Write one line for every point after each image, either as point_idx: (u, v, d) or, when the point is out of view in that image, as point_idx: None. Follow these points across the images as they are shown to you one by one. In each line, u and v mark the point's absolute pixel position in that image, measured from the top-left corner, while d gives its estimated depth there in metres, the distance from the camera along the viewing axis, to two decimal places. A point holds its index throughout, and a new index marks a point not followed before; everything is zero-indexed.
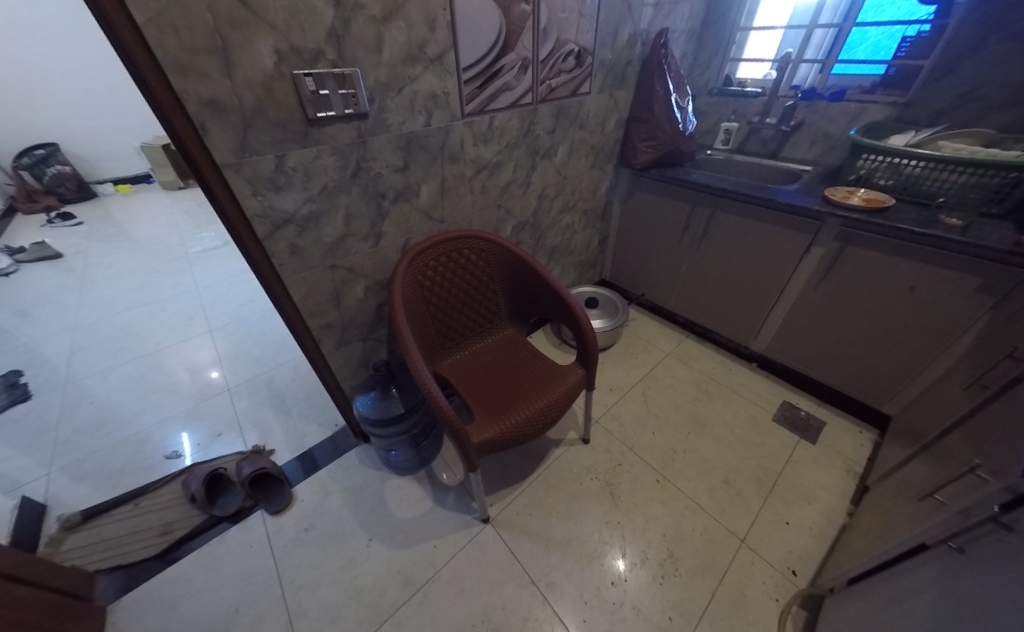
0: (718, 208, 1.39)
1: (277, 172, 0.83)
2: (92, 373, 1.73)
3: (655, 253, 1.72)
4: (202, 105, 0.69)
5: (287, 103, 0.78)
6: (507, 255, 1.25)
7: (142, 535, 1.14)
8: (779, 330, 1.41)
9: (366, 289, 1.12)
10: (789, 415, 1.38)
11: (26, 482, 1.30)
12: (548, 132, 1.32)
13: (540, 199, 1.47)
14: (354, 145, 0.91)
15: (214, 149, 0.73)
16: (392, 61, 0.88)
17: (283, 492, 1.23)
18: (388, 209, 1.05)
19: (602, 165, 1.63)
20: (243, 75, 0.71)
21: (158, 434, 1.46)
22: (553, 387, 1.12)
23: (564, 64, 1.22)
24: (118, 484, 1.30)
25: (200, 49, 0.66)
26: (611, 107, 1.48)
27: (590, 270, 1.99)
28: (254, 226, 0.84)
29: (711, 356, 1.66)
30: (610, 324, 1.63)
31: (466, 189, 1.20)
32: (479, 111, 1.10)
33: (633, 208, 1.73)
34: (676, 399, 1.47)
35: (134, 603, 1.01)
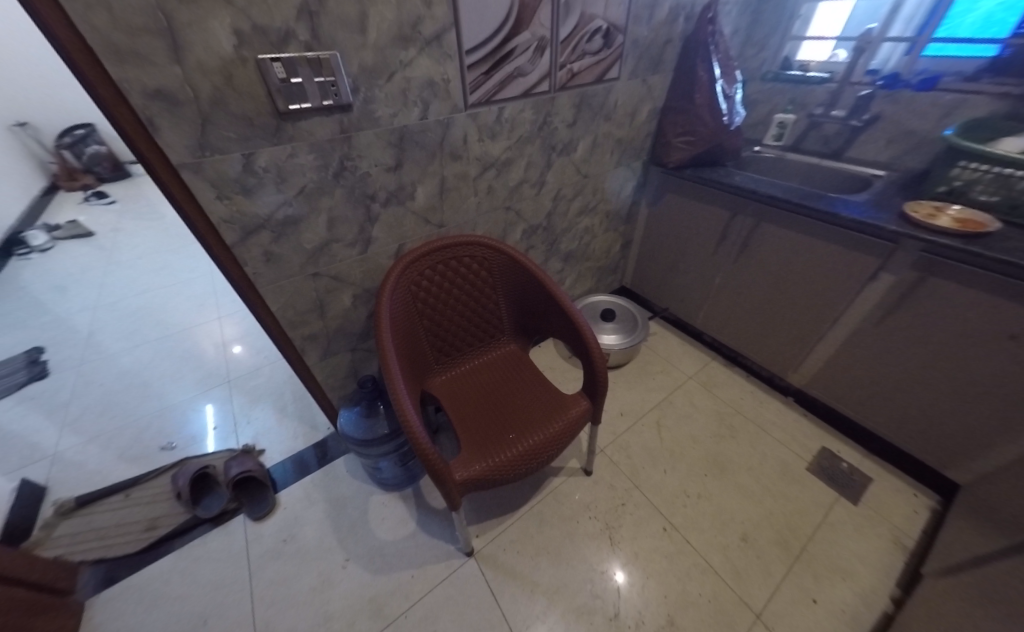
0: (763, 217, 1.20)
1: (245, 173, 0.73)
2: (104, 355, 1.78)
3: (684, 264, 1.56)
4: (149, 97, 0.60)
5: (252, 94, 0.68)
6: (513, 267, 1.13)
7: (127, 529, 1.14)
8: (823, 365, 1.23)
9: (355, 298, 1.03)
10: (826, 467, 1.23)
11: (30, 463, 1.35)
12: (568, 125, 1.16)
13: (556, 200, 1.32)
14: (337, 142, 0.80)
15: (165, 146, 0.64)
16: (379, 43, 0.76)
17: (266, 497, 1.20)
18: (378, 213, 0.94)
19: (629, 162, 1.45)
20: (196, 60, 0.61)
21: (156, 425, 1.47)
22: (552, 421, 1.01)
23: (589, 45, 1.05)
24: (113, 473, 1.31)
25: (140, 29, 0.56)
26: (644, 96, 1.30)
27: (609, 275, 1.85)
28: (221, 232, 0.76)
29: (739, 385, 1.52)
30: (626, 341, 1.52)
31: (469, 191, 1.08)
32: (485, 102, 0.96)
33: (662, 212, 1.55)
34: (694, 434, 1.36)
35: (111, 601, 1.01)
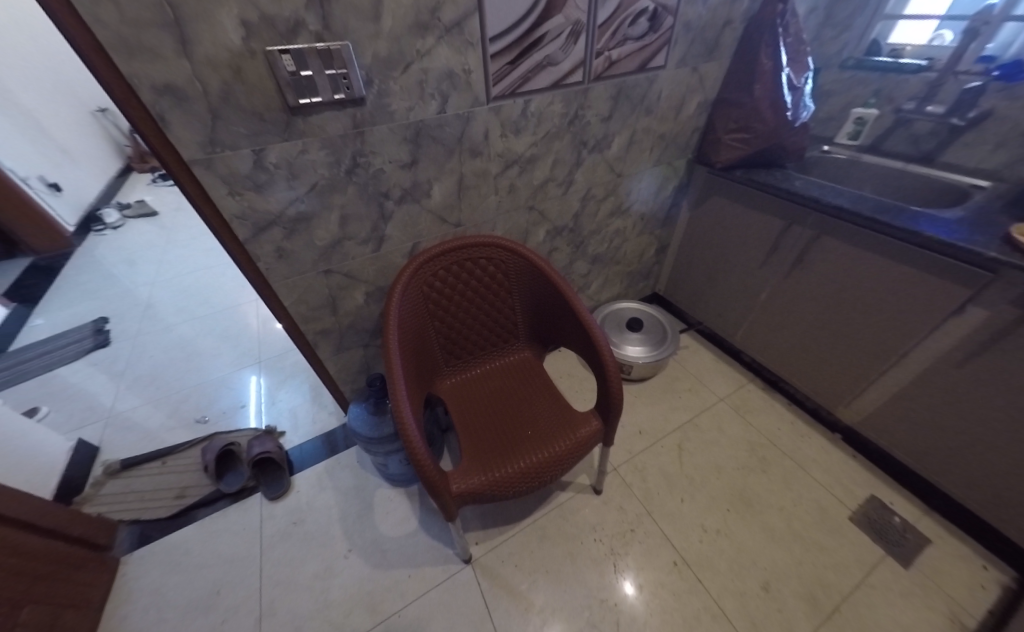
0: (825, 230, 1.05)
1: (255, 169, 0.72)
2: (158, 328, 1.95)
3: (726, 275, 1.42)
4: (158, 91, 0.60)
5: (261, 87, 0.66)
6: (531, 272, 1.07)
7: (160, 494, 1.24)
8: (883, 401, 1.08)
9: (367, 296, 1.02)
10: (873, 518, 1.09)
11: (88, 424, 1.50)
12: (602, 120, 1.06)
13: (585, 200, 1.23)
14: (349, 137, 0.77)
15: (177, 142, 0.64)
16: (395, 31, 0.71)
17: (281, 479, 1.25)
18: (392, 211, 0.91)
19: (671, 160, 1.32)
20: (204, 53, 0.60)
21: (194, 398, 1.59)
22: (559, 438, 0.95)
23: (632, 29, 0.94)
24: (154, 440, 1.43)
25: (147, 22, 0.55)
26: (693, 87, 1.16)
27: (641, 281, 1.74)
28: (234, 228, 0.76)
29: (778, 413, 1.38)
30: (652, 354, 1.43)
31: (489, 189, 1.02)
32: (510, 94, 0.89)
33: (705, 216, 1.41)
34: (719, 463, 1.25)
35: (141, 560, 1.10)
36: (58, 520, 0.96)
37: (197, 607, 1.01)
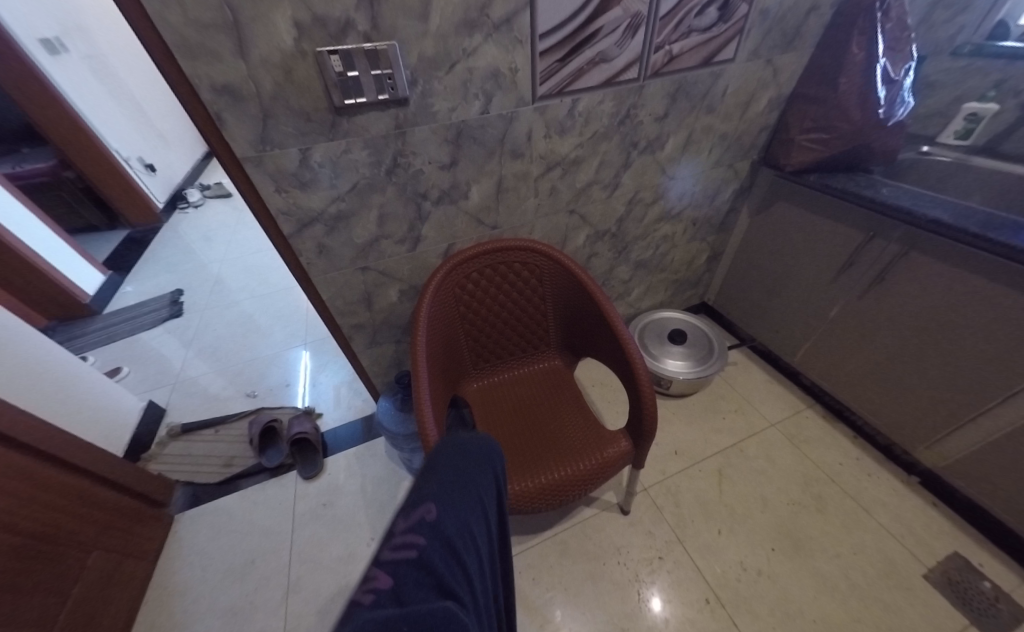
0: (917, 245, 0.92)
1: (301, 167, 0.73)
2: (222, 302, 2.13)
3: (790, 291, 1.29)
4: (217, 92, 0.61)
5: (309, 88, 0.66)
6: (567, 279, 1.04)
7: (211, 461, 1.36)
8: (980, 444, 0.94)
9: (401, 293, 1.03)
10: (957, 580, 0.95)
11: (158, 387, 1.67)
12: (656, 119, 0.99)
13: (631, 204, 1.16)
14: (392, 137, 0.77)
15: (231, 141, 0.66)
16: (442, 30, 0.68)
17: (315, 460, 1.32)
18: (429, 211, 0.91)
19: (732, 163, 1.21)
20: (259, 55, 0.61)
21: (247, 372, 1.72)
22: (584, 455, 0.91)
23: (699, 19, 0.85)
24: (211, 408, 1.57)
25: (209, 25, 0.56)
26: (766, 81, 1.04)
27: (688, 289, 1.63)
28: (280, 223, 0.79)
29: (839, 447, 1.24)
30: (695, 371, 1.33)
31: (530, 191, 0.99)
32: (557, 93, 0.84)
33: (769, 223, 1.28)
34: (765, 495, 1.15)
35: (191, 521, 1.21)
36: (125, 477, 1.08)
37: (234, 573, 1.09)
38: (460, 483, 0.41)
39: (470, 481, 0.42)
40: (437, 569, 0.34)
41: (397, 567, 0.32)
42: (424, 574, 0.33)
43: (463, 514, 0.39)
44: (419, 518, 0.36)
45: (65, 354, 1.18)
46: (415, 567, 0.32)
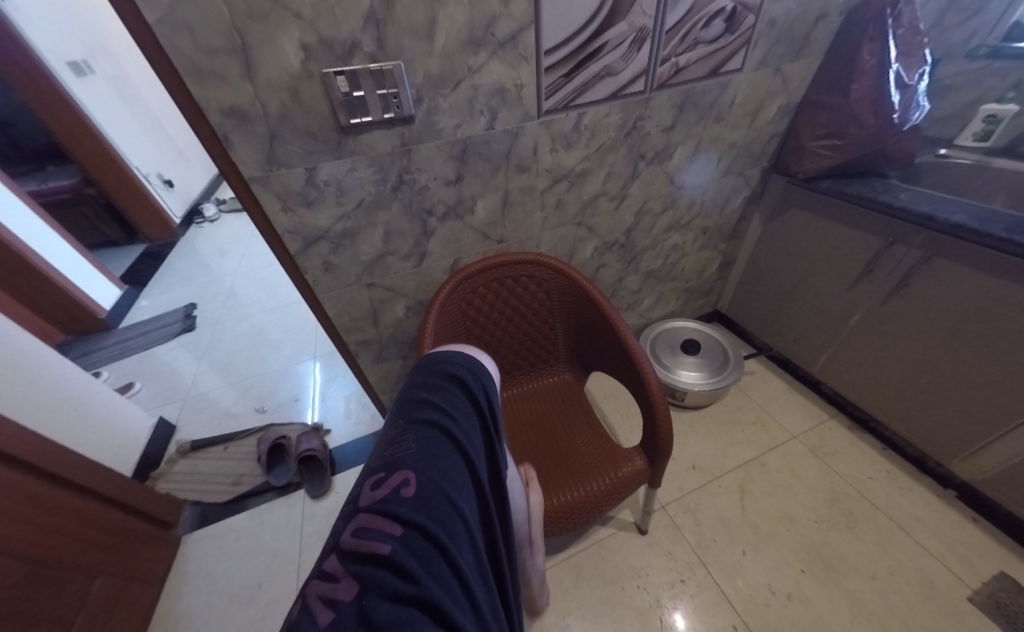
0: (940, 250, 0.88)
1: (308, 186, 0.74)
2: (234, 317, 2.15)
3: (807, 299, 1.25)
4: (225, 115, 0.62)
5: (316, 109, 0.66)
6: (575, 292, 1.03)
7: (220, 479, 1.35)
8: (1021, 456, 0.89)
9: (408, 308, 1.02)
10: (1006, 603, 0.89)
11: (169, 403, 1.68)
12: (664, 130, 0.98)
13: (639, 215, 1.14)
14: (397, 155, 0.77)
15: (238, 162, 0.66)
16: (447, 49, 0.69)
17: (323, 479, 1.31)
18: (435, 227, 0.91)
19: (743, 171, 1.19)
20: (265, 77, 0.61)
21: (256, 387, 1.73)
22: (597, 474, 0.88)
23: (705, 31, 0.85)
24: (221, 424, 1.57)
25: (217, 50, 0.57)
26: (775, 90, 1.02)
27: (699, 298, 1.60)
28: (286, 241, 0.79)
29: (867, 460, 1.18)
30: (710, 382, 1.29)
31: (536, 204, 0.98)
32: (563, 107, 0.84)
33: (783, 230, 1.25)
34: (791, 513, 1.09)
35: (198, 542, 1.20)
36: (132, 498, 1.07)
37: (241, 597, 1.08)
38: (428, 459, 0.45)
39: (440, 464, 0.45)
40: (408, 563, 0.36)
41: (362, 575, 0.34)
42: (395, 570, 0.35)
43: (434, 494, 0.42)
44: (393, 499, 0.40)
45: (76, 372, 1.18)
46: (383, 568, 0.35)
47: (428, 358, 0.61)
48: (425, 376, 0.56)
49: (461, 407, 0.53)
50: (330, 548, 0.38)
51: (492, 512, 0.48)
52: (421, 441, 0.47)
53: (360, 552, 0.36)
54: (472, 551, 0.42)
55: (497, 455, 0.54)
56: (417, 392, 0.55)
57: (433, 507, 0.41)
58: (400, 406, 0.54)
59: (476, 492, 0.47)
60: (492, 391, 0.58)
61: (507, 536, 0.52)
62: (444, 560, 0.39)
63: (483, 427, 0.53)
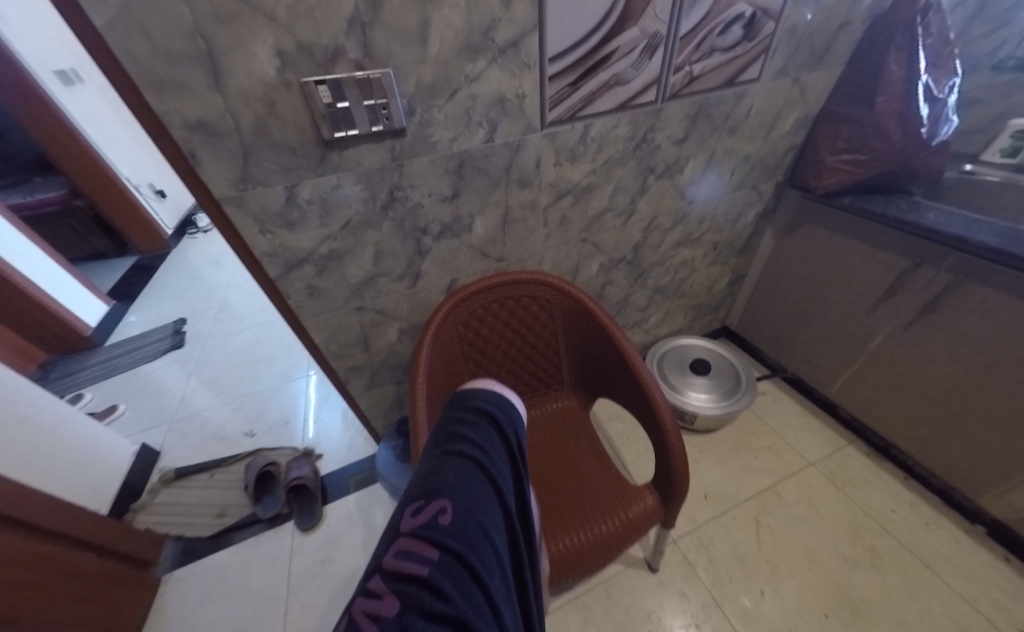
0: (973, 272, 0.82)
1: (287, 206, 0.67)
2: (224, 331, 2.08)
3: (824, 318, 1.18)
4: (190, 129, 0.55)
5: (295, 121, 0.60)
6: (579, 313, 0.96)
7: (204, 511, 1.28)
8: None
9: (401, 332, 0.95)
10: None
11: (154, 427, 1.60)
12: (675, 142, 0.92)
13: (648, 231, 1.08)
14: (387, 171, 0.70)
15: (208, 180, 0.60)
16: (443, 56, 0.62)
17: (313, 509, 1.23)
18: (430, 246, 0.84)
19: (756, 184, 1.13)
20: (237, 86, 0.54)
21: (245, 408, 1.65)
22: (606, 515, 0.81)
23: (721, 38, 0.79)
24: (206, 449, 1.49)
25: (180, 56, 0.50)
26: (793, 100, 0.97)
27: (708, 314, 1.53)
28: (265, 265, 0.71)
29: (889, 491, 1.11)
30: (721, 406, 1.23)
31: (539, 222, 0.91)
32: (569, 118, 0.78)
33: (799, 245, 1.19)
34: (812, 548, 1.02)
35: (179, 581, 1.12)
36: (104, 538, 0.99)
37: None
38: (466, 486, 0.45)
39: (477, 492, 0.45)
40: (447, 590, 0.36)
41: (402, 594, 0.34)
42: (434, 591, 0.35)
43: (472, 521, 0.42)
44: (434, 523, 0.40)
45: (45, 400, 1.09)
46: (422, 590, 0.35)
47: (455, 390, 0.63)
48: (457, 403, 0.58)
49: (491, 434, 0.55)
50: (370, 568, 0.38)
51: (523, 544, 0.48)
52: (457, 468, 0.47)
53: (400, 571, 0.36)
54: (506, 580, 0.42)
55: (528, 492, 0.53)
56: (449, 419, 0.56)
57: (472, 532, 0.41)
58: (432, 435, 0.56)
59: (508, 522, 0.47)
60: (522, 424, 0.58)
61: (536, 571, 0.51)
62: (479, 585, 0.38)
63: (512, 456, 0.54)
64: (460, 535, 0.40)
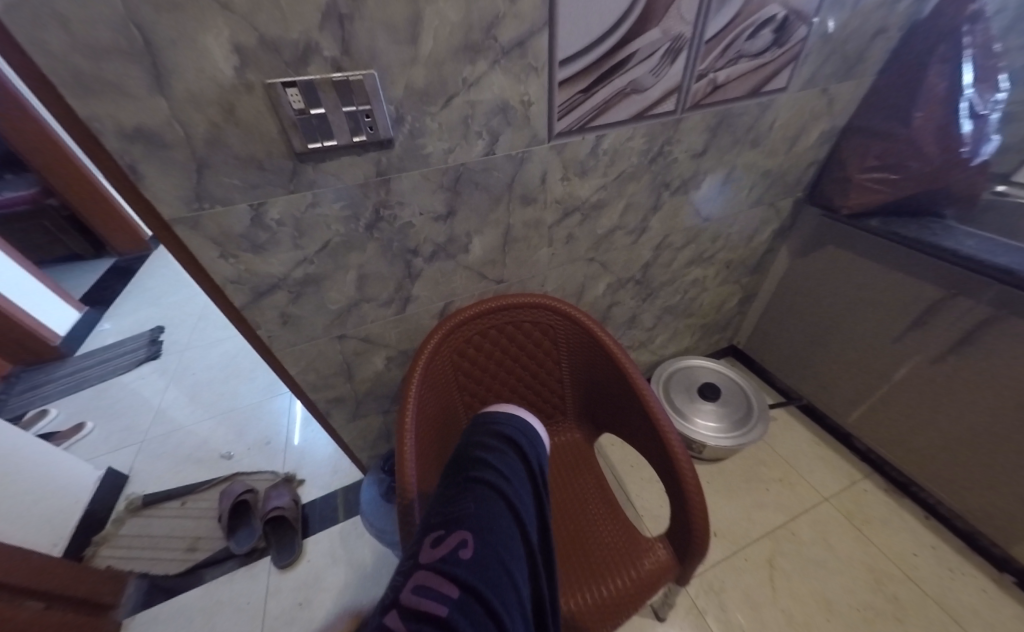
0: (1014, 307, 0.75)
1: (254, 227, 0.57)
2: (205, 342, 1.96)
3: (844, 345, 1.11)
4: (128, 138, 0.45)
5: (260, 130, 0.50)
6: (587, 341, 0.88)
7: (173, 544, 1.18)
8: None
9: (388, 361, 0.86)
10: None
11: (123, 447, 1.49)
12: (693, 156, 0.84)
13: (659, 249, 1.00)
14: (372, 187, 0.61)
15: (154, 199, 0.50)
16: (437, 56, 0.53)
17: (292, 544, 1.14)
18: (421, 269, 0.75)
19: (774, 200, 1.06)
20: (185, 88, 0.45)
21: (223, 427, 1.54)
22: (614, 573, 0.72)
23: (749, 43, 0.71)
24: (179, 473, 1.39)
25: (109, 50, 0.40)
26: (819, 112, 0.90)
27: (716, 333, 1.46)
28: (228, 293, 0.62)
29: (909, 531, 1.05)
30: (731, 436, 1.15)
31: (542, 242, 0.83)
32: (579, 129, 0.69)
33: (818, 267, 1.12)
34: (830, 596, 0.95)
35: (141, 627, 1.02)
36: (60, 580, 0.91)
37: None
38: (486, 521, 0.45)
39: (499, 526, 0.45)
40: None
41: None
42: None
43: (493, 557, 0.42)
44: (456, 557, 0.40)
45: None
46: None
47: (480, 417, 0.63)
48: (480, 433, 0.59)
49: (514, 468, 0.54)
50: (386, 603, 0.37)
51: (542, 581, 0.47)
52: (479, 500, 0.47)
53: (417, 612, 0.35)
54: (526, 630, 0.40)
55: (550, 525, 0.54)
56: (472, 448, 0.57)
57: (494, 568, 0.41)
58: (454, 463, 0.56)
59: (529, 558, 0.47)
60: (544, 456, 0.59)
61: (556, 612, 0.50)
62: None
63: (535, 488, 0.54)
64: (479, 573, 0.39)
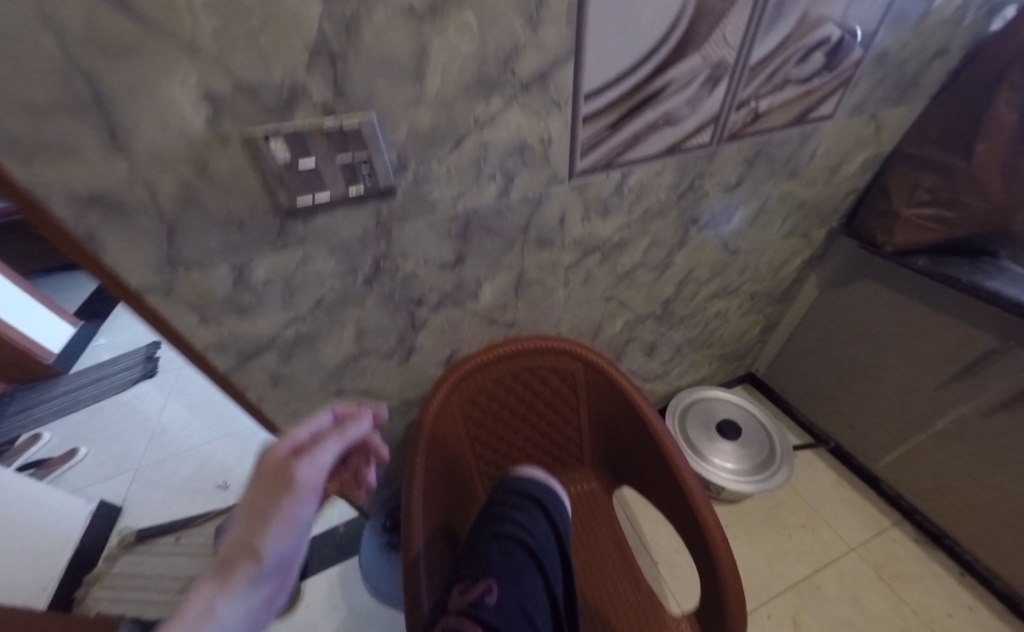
0: None
1: (237, 290, 0.50)
2: None
3: (879, 385, 1.04)
4: (80, 205, 0.38)
5: (241, 186, 0.43)
6: (609, 392, 0.82)
7: (166, 587, 1.09)
8: None
9: (390, 410, 0.80)
10: None
11: (118, 474, 1.44)
12: (725, 189, 0.77)
13: (682, 283, 0.93)
14: (371, 241, 0.54)
15: (117, 269, 0.43)
16: (446, 97, 0.46)
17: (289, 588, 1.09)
18: (426, 319, 0.68)
19: (806, 228, 0.98)
20: (147, 146, 0.38)
21: (219, 453, 1.48)
22: None
23: (797, 68, 0.64)
24: (173, 505, 1.33)
25: (46, 107, 0.33)
26: (861, 139, 0.83)
27: (736, 359, 1.38)
28: (211, 358, 0.55)
29: (941, 585, 0.99)
30: (751, 479, 1.08)
31: (558, 284, 0.76)
32: (604, 167, 0.62)
33: (854, 300, 1.05)
34: None
35: None
36: None
37: None
38: (514, 572, 0.55)
39: (523, 578, 0.55)
40: None
41: None
42: None
43: (515, 604, 0.53)
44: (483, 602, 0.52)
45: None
46: None
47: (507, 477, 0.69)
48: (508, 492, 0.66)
49: (541, 527, 0.61)
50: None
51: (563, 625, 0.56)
52: (506, 555, 0.57)
53: None
54: None
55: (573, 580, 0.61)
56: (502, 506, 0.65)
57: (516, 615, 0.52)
58: (486, 515, 0.65)
59: (551, 607, 0.56)
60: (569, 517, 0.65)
61: None
62: None
63: (562, 553, 0.61)
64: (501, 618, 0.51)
